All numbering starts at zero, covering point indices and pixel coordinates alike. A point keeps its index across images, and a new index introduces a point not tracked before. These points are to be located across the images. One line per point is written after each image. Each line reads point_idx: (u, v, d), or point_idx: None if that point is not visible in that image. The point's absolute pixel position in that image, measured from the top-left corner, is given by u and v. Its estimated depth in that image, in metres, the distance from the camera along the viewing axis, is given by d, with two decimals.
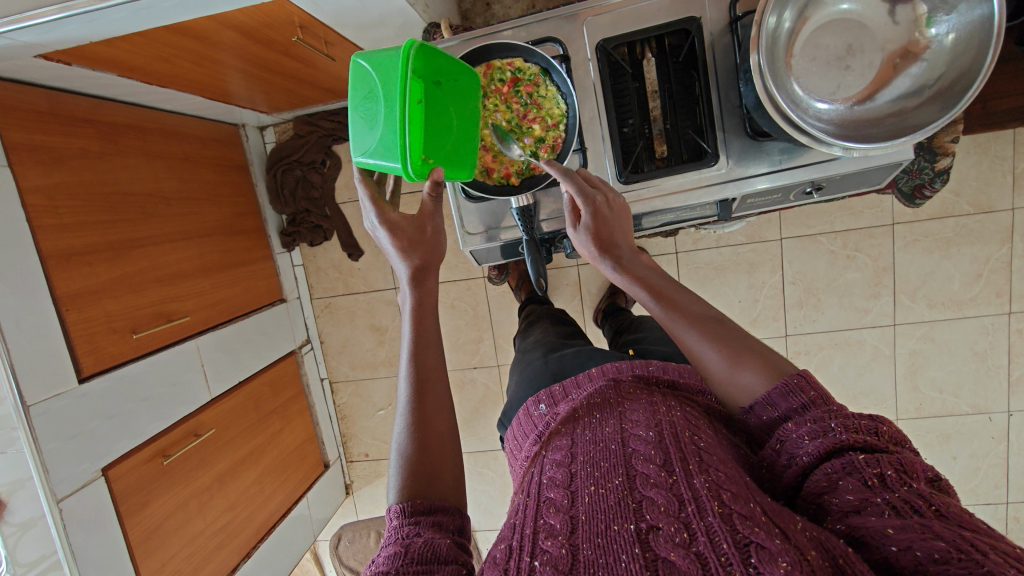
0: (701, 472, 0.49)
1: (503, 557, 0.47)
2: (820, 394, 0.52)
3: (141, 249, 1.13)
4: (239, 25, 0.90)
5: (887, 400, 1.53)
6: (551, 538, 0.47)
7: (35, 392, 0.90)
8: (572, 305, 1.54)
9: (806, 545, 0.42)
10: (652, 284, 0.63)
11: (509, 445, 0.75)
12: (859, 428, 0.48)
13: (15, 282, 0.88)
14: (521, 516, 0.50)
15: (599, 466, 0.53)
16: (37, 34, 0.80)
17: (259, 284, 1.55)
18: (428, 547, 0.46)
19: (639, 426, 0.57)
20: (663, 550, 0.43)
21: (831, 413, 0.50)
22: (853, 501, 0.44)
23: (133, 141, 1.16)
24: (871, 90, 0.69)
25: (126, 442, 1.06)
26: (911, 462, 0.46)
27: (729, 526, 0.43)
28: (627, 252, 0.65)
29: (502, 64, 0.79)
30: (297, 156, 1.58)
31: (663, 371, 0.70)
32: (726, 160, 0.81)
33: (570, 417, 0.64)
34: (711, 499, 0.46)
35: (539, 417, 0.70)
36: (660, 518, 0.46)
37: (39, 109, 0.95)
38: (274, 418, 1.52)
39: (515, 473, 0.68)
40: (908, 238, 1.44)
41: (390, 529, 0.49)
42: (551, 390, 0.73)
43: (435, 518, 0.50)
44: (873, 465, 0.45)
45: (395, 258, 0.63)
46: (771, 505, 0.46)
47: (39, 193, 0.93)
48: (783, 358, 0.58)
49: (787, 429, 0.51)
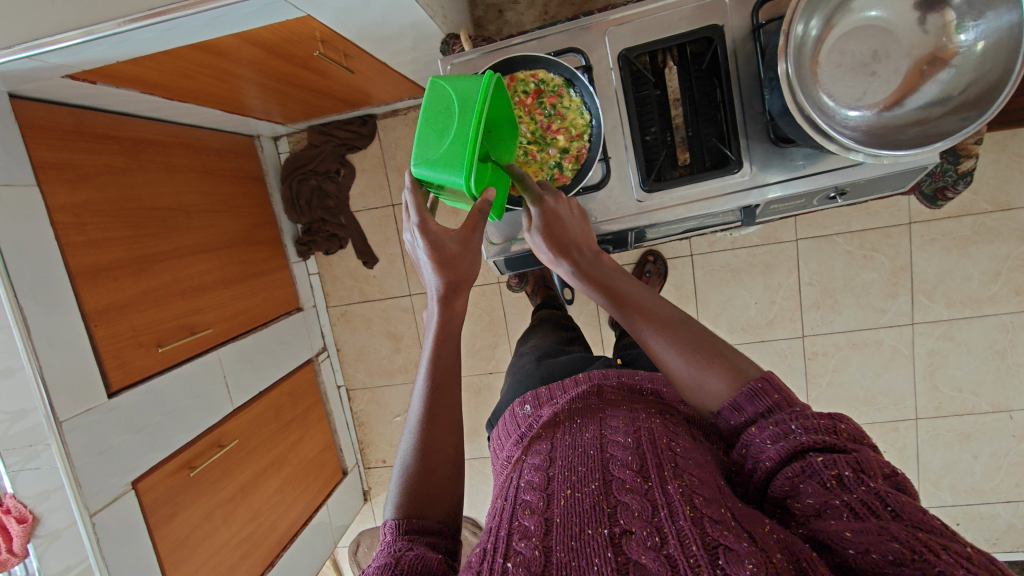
0: (675, 477, 0.49)
1: (477, 560, 0.45)
2: (780, 396, 0.51)
3: (164, 263, 1.14)
4: (262, 41, 0.91)
5: (907, 400, 1.52)
6: (525, 539, 0.45)
7: (66, 408, 0.91)
8: (587, 310, 1.55)
9: (773, 548, 0.42)
10: (606, 288, 0.65)
11: (493, 443, 0.74)
12: (818, 429, 0.47)
13: (45, 298, 0.89)
14: (498, 520, 0.49)
15: (576, 470, 0.52)
16: (64, 56, 0.81)
17: (277, 294, 1.56)
18: (419, 561, 0.45)
19: (618, 431, 0.56)
20: (635, 554, 0.43)
21: (790, 416, 0.49)
22: (816, 505, 0.44)
23: (155, 155, 1.17)
24: (899, 96, 0.69)
25: (153, 454, 1.07)
26: (870, 462, 0.45)
27: (699, 529, 0.43)
28: (586, 257, 0.68)
29: (526, 76, 0.80)
30: (312, 166, 1.60)
31: (649, 379, 0.70)
32: (750, 167, 0.81)
33: (551, 421, 0.63)
34: (683, 504, 0.46)
35: (523, 418, 0.70)
36: (634, 523, 0.45)
37: (65, 128, 0.97)
38: (294, 425, 1.53)
39: (496, 472, 0.67)
40: (926, 237, 1.44)
41: (383, 544, 0.48)
42: (536, 392, 0.73)
43: (428, 539, 0.49)
44: (831, 467, 0.44)
45: (427, 271, 0.63)
46: (741, 510, 0.47)
47: (66, 211, 0.95)
48: (746, 356, 0.56)
49: (750, 433, 0.50)
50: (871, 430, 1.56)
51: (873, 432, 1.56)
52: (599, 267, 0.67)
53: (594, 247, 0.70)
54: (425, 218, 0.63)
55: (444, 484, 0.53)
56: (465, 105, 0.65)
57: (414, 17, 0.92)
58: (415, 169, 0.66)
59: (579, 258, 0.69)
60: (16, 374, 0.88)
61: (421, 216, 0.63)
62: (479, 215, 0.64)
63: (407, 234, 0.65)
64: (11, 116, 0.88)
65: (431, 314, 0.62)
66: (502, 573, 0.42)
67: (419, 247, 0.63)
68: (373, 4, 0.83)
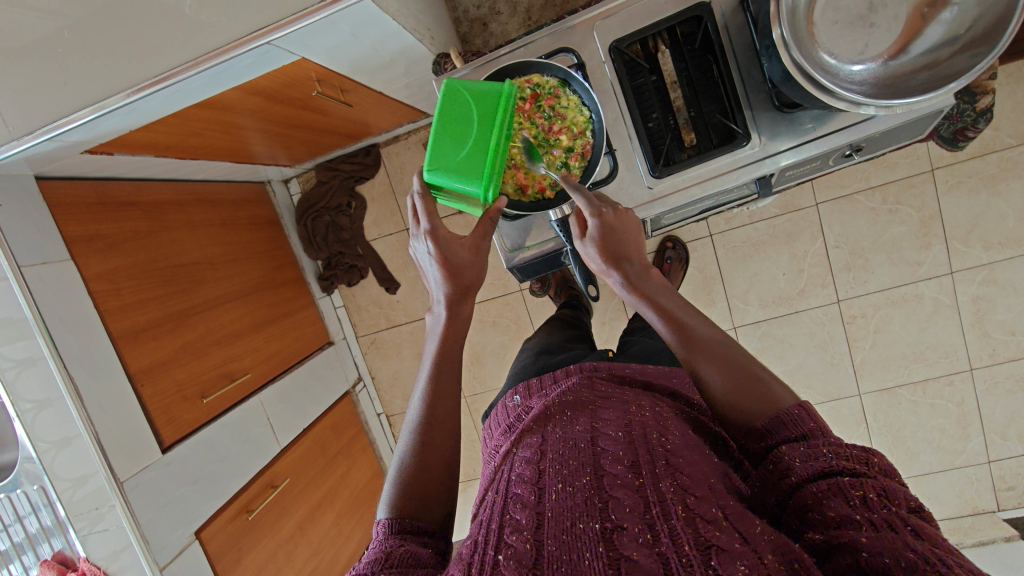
0: (667, 476, 0.54)
1: (467, 552, 0.48)
2: (816, 424, 0.56)
3: (198, 316, 1.18)
4: (262, 90, 0.94)
5: (958, 351, 1.47)
6: (516, 533, 0.49)
7: (125, 468, 0.94)
8: (612, 304, 1.54)
9: (764, 549, 0.46)
10: (656, 304, 0.70)
11: (485, 432, 0.83)
12: (849, 456, 0.51)
13: (91, 365, 0.93)
14: (490, 512, 0.53)
15: (568, 464, 0.57)
16: (79, 135, 0.85)
17: (307, 332, 1.59)
18: (406, 554, 0.50)
19: (609, 428, 0.62)
20: (627, 549, 0.46)
21: (825, 442, 0.53)
22: (836, 517, 0.47)
23: (176, 214, 1.21)
24: (903, 43, 0.67)
25: (211, 503, 1.10)
26: (895, 490, 0.47)
27: (693, 530, 0.48)
28: (637, 270, 0.71)
29: (521, 82, 0.80)
30: (324, 203, 1.64)
31: (637, 373, 0.80)
32: (758, 137, 0.80)
33: (542, 414, 0.67)
34: (676, 504, 0.50)
35: (513, 408, 0.80)
36: (625, 519, 0.49)
37: (90, 201, 1.01)
38: (341, 458, 1.55)
39: (485, 455, 0.76)
40: (951, 181, 1.39)
41: (376, 542, 0.53)
42: (529, 384, 0.84)
43: (420, 537, 0.54)
44: (858, 488, 0.47)
45: (436, 280, 0.67)
46: (733, 511, 0.51)
47: (101, 279, 0.98)
48: (777, 380, 0.62)
49: (789, 449, 0.54)
50: (925, 388, 1.50)
51: (927, 389, 1.50)
52: (650, 284, 0.71)
53: (643, 258, 0.73)
54: (435, 224, 0.66)
55: (439, 486, 0.59)
56: (483, 115, 0.68)
57: (405, 43, 0.94)
58: (430, 174, 0.67)
59: (630, 268, 0.71)
60: (78, 440, 0.90)
61: (432, 223, 0.66)
62: (490, 222, 0.70)
63: (417, 241, 0.68)
64: (39, 198, 0.92)
65: (438, 319, 0.68)
66: (493, 566, 0.45)
67: (429, 254, 0.67)
68: (364, 37, 0.85)
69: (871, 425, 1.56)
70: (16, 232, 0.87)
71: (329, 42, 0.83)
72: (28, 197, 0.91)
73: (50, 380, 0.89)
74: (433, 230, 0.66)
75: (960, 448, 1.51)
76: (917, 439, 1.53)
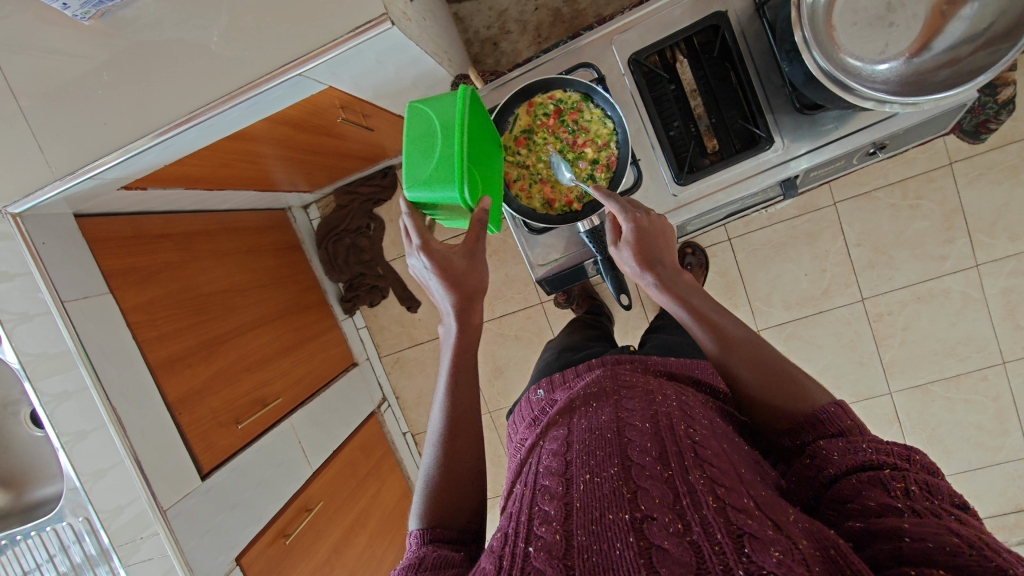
0: (695, 467, 0.54)
1: (499, 544, 0.52)
2: (852, 421, 0.57)
3: (229, 343, 1.20)
4: (289, 118, 0.96)
5: (990, 344, 1.45)
6: (545, 524, 0.52)
7: (168, 496, 0.96)
8: (634, 313, 1.54)
9: (798, 536, 0.47)
10: (688, 306, 0.70)
11: (510, 427, 0.89)
12: (890, 452, 0.52)
13: (132, 396, 0.95)
14: (520, 506, 0.56)
15: (595, 455, 0.59)
16: (118, 172, 0.88)
17: (332, 354, 1.61)
18: (441, 557, 0.54)
19: (635, 417, 0.63)
20: (657, 538, 0.48)
21: (864, 439, 0.54)
22: (875, 506, 0.48)
23: (205, 245, 1.23)
24: (924, 40, 0.67)
25: (250, 528, 1.11)
26: (938, 485, 0.49)
27: (723, 518, 0.49)
28: (669, 272, 0.72)
29: (544, 99, 0.82)
30: (344, 226, 1.67)
31: (662, 364, 0.81)
32: (781, 140, 0.81)
33: (568, 407, 0.71)
34: (706, 494, 0.51)
35: (537, 401, 0.84)
36: (655, 509, 0.51)
37: (125, 236, 1.04)
38: (371, 480, 1.56)
39: (512, 449, 0.82)
40: (971, 174, 1.39)
41: (409, 552, 0.57)
42: (551, 378, 0.87)
43: (451, 542, 0.59)
44: (899, 480, 0.49)
45: (439, 292, 0.70)
46: (763, 501, 0.52)
47: (138, 310, 1.01)
48: (806, 385, 0.62)
49: (832, 443, 0.55)
50: (959, 384, 1.48)
51: (961, 384, 1.48)
52: (682, 284, 0.71)
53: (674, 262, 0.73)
54: (427, 240, 0.68)
55: (465, 494, 0.64)
56: (448, 126, 0.70)
57: (426, 67, 0.96)
58: (409, 194, 0.71)
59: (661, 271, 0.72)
60: (115, 470, 0.92)
61: (424, 239, 0.68)
62: (478, 225, 0.70)
63: (412, 258, 0.70)
64: (78, 234, 0.95)
65: (449, 330, 0.71)
66: (525, 557, 0.49)
67: (426, 269, 0.69)
68: (388, 63, 0.87)
69: (906, 425, 1.53)
70: (59, 269, 0.90)
71: (355, 69, 0.85)
72: (68, 233, 0.94)
73: (93, 410, 0.91)
74: (425, 244, 0.68)
75: (999, 444, 1.48)
76: (955, 436, 1.50)
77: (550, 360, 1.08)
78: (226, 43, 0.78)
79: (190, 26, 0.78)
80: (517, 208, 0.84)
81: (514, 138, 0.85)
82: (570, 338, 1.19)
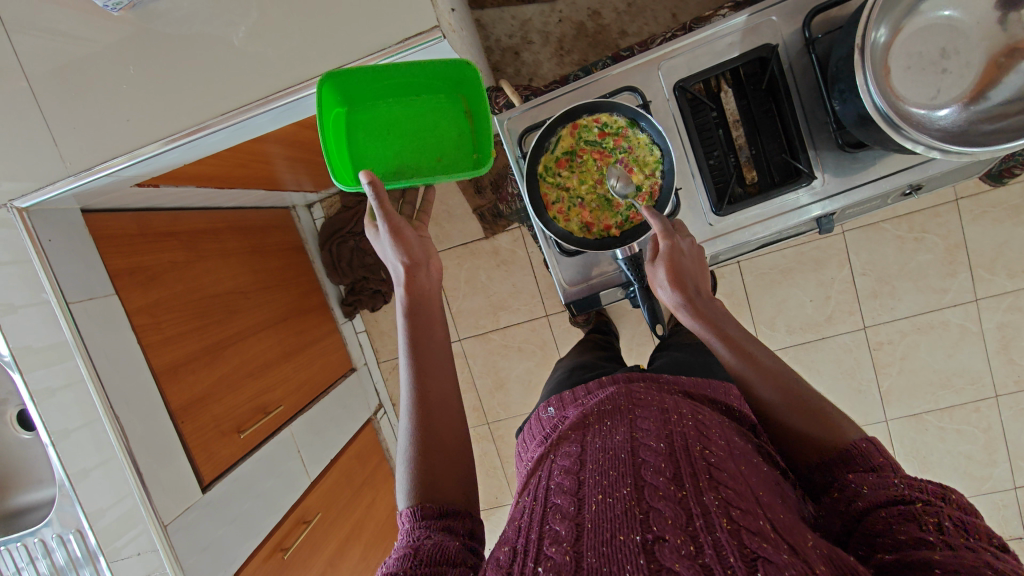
0: (710, 489, 0.53)
1: (506, 561, 0.51)
2: (887, 459, 0.55)
3: (232, 347, 1.15)
4: (314, 122, 0.93)
5: (984, 378, 1.48)
6: (555, 544, 0.50)
7: (169, 510, 0.92)
8: (639, 330, 1.54)
9: (815, 560, 0.45)
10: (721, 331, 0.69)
11: (520, 444, 0.86)
12: (927, 490, 0.50)
13: (135, 405, 0.91)
14: (528, 521, 0.54)
15: (608, 475, 0.56)
16: (136, 170, 0.84)
17: (332, 358, 1.56)
18: (437, 548, 0.52)
19: (649, 435, 0.61)
20: (668, 560, 0.46)
21: (896, 475, 0.52)
22: (906, 539, 0.46)
23: (211, 244, 1.17)
24: (979, 90, 0.69)
25: (249, 543, 1.07)
26: (975, 527, 0.46)
27: (737, 540, 0.47)
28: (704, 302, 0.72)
29: (588, 121, 0.82)
30: (349, 228, 1.60)
31: (676, 382, 0.78)
32: (822, 175, 0.81)
33: (580, 423, 0.69)
34: (720, 516, 0.49)
35: (548, 419, 0.82)
36: (666, 530, 0.49)
37: (133, 234, 0.99)
38: (366, 489, 1.52)
39: (522, 464, 0.79)
40: (977, 211, 1.42)
41: (402, 535, 0.55)
42: (560, 396, 0.85)
43: (446, 522, 0.56)
44: (933, 514, 0.47)
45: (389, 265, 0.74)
46: (781, 523, 0.50)
47: (144, 313, 0.96)
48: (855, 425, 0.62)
49: (850, 478, 0.54)
50: (952, 415, 1.51)
51: (954, 416, 1.51)
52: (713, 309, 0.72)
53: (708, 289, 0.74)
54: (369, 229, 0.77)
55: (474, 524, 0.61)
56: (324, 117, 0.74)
57: None
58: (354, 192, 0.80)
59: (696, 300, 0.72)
60: (98, 471, 0.87)
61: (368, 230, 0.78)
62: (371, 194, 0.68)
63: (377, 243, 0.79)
64: (85, 231, 0.91)
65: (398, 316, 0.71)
66: None
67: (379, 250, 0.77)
68: None
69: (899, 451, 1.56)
70: (64, 267, 0.86)
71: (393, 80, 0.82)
72: (75, 230, 0.89)
73: (86, 405, 0.87)
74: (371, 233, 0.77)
75: (987, 474, 1.51)
76: (944, 465, 1.53)
77: (563, 375, 1.06)
78: (262, 43, 0.74)
79: (222, 23, 0.75)
80: (555, 231, 0.84)
81: (555, 159, 0.85)
82: (583, 351, 1.18)
